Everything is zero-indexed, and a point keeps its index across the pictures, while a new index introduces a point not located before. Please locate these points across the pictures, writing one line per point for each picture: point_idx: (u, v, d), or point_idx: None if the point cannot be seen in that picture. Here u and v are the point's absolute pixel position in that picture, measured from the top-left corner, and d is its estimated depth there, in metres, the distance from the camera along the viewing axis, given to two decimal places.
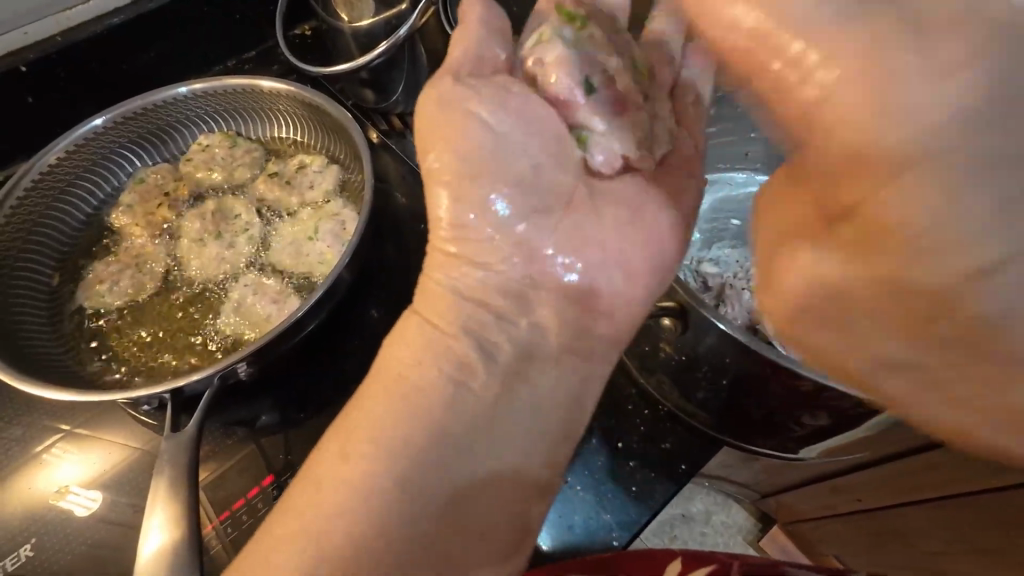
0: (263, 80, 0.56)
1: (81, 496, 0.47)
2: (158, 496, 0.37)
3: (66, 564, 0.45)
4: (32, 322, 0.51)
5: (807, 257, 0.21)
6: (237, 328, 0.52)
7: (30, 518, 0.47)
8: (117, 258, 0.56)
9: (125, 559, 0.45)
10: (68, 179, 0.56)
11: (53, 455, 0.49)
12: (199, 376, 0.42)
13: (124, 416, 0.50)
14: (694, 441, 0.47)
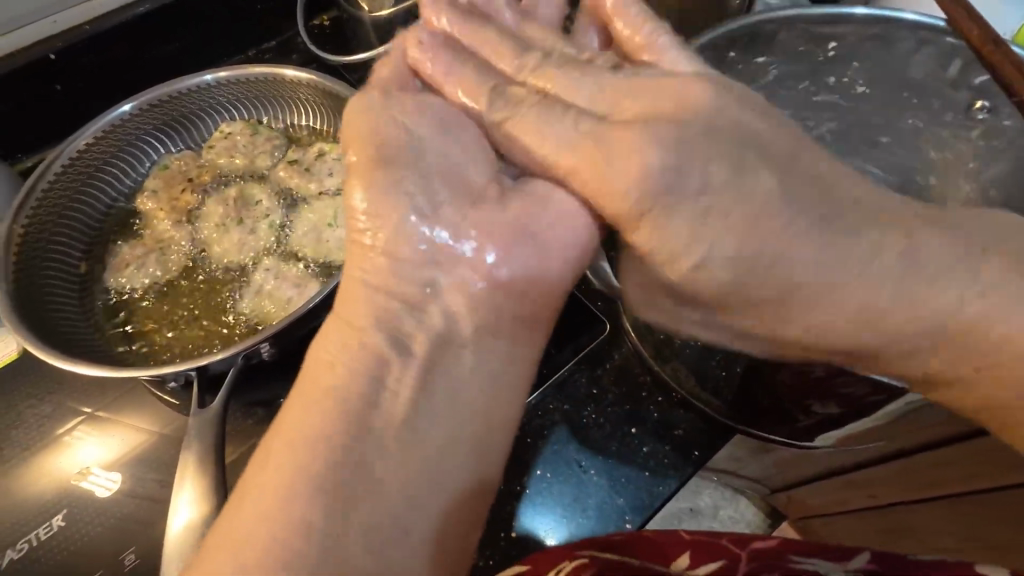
0: (285, 69, 0.57)
1: (101, 477, 0.49)
2: (186, 470, 0.38)
3: (93, 537, 0.46)
4: (64, 302, 0.52)
5: (652, 170, 0.30)
6: (259, 312, 0.53)
7: (63, 493, 0.48)
8: (143, 242, 0.58)
9: (149, 534, 0.47)
10: (96, 164, 0.58)
11: (75, 437, 0.51)
12: (224, 356, 0.43)
13: (147, 399, 0.52)
14: (707, 428, 0.47)
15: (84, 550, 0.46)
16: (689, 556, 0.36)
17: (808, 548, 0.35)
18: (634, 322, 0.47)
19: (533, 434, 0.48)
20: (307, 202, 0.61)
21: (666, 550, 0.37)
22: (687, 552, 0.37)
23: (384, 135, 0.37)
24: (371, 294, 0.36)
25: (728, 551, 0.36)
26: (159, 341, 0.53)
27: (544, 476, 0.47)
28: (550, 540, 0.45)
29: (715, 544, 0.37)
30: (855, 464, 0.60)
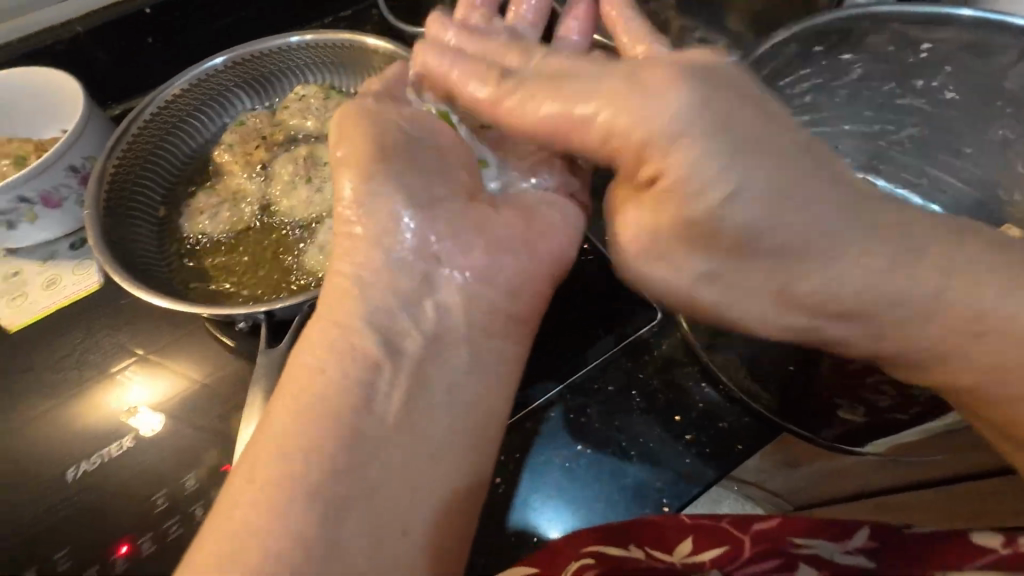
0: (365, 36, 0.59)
1: (145, 418, 0.51)
2: (253, 408, 0.40)
3: (139, 469, 0.49)
4: (144, 239, 0.56)
5: (633, 212, 0.34)
6: (320, 268, 0.55)
7: (110, 423, 0.51)
8: (217, 192, 0.61)
9: (185, 475, 0.48)
10: (182, 113, 0.61)
11: (125, 377, 0.53)
12: (290, 303, 0.45)
13: (209, 341, 0.54)
14: (754, 423, 0.46)
15: (129, 479, 0.48)
16: (693, 541, 0.36)
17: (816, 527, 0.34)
18: (686, 312, 0.48)
19: (578, 412, 0.48)
20: None
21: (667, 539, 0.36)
22: (687, 538, 0.36)
23: (386, 136, 0.42)
24: (369, 284, 0.40)
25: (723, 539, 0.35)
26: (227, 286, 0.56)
27: (583, 451, 0.47)
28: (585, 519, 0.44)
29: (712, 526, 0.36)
30: (894, 488, 0.58)
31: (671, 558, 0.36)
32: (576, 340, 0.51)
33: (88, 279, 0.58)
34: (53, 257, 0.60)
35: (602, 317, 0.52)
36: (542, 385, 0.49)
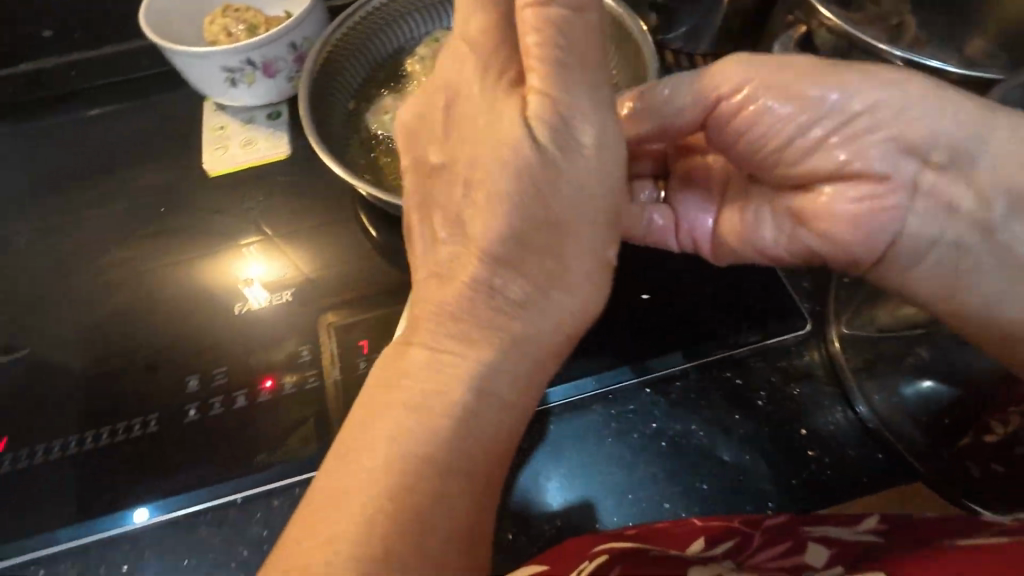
0: None
1: (254, 292, 0.55)
2: (412, 312, 0.43)
3: (255, 330, 0.53)
4: (336, 120, 0.61)
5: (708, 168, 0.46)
6: None
7: (227, 288, 0.56)
8: (402, 98, 0.64)
9: (287, 348, 0.51)
10: (394, 15, 0.66)
11: (247, 252, 0.58)
12: None
13: (341, 236, 0.58)
14: (883, 458, 0.44)
15: (236, 338, 0.52)
16: (704, 540, 0.38)
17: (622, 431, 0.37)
18: (842, 333, 0.47)
19: (701, 394, 0.47)
20: None
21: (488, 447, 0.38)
22: (701, 537, 0.38)
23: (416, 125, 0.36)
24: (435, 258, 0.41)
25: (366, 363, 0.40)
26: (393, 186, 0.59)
27: (696, 432, 0.46)
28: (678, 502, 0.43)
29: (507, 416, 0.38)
30: None
31: (685, 554, 0.37)
32: (714, 326, 0.50)
33: (277, 148, 0.65)
34: (252, 121, 0.67)
35: (746, 313, 0.50)
36: (671, 358, 0.48)
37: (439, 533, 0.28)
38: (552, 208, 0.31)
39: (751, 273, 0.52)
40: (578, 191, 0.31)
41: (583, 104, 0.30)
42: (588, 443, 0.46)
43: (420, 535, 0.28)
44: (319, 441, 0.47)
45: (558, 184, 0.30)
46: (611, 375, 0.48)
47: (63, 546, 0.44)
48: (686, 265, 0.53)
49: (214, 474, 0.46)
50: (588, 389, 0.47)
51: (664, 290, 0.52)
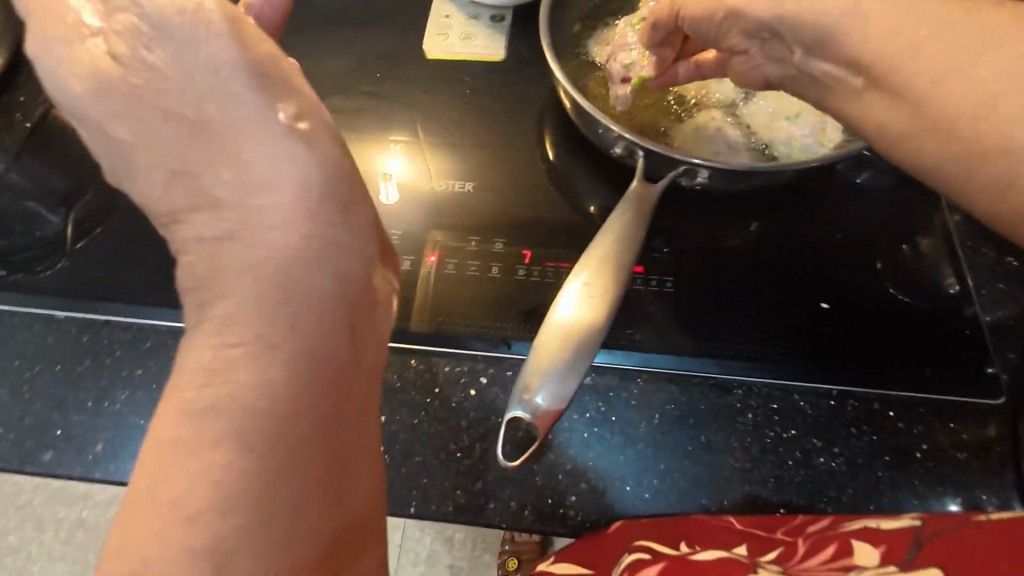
0: None
1: (387, 189, 0.59)
2: (586, 263, 0.44)
3: (415, 213, 0.56)
4: (562, 34, 0.60)
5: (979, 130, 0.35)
6: (687, 145, 0.54)
7: (371, 177, 0.60)
8: None
9: (437, 235, 0.55)
10: None
11: (394, 149, 0.62)
12: (680, 155, 0.47)
13: (509, 157, 0.61)
14: None
15: (395, 210, 0.57)
16: (746, 546, 0.40)
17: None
18: None
19: (856, 423, 0.44)
20: None
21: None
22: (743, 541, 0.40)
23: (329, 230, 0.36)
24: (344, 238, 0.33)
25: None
26: None
27: (837, 453, 0.43)
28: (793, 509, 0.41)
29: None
30: None
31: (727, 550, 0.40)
32: (891, 361, 0.46)
33: (494, 49, 0.66)
34: (477, 18, 0.68)
35: (931, 359, 0.47)
36: (835, 375, 0.46)
37: (338, 480, 0.30)
38: (189, 162, 0.34)
39: (948, 324, 0.48)
40: (262, 158, 0.33)
41: (278, 93, 0.33)
42: (717, 423, 0.44)
43: (300, 501, 0.29)
44: (466, 325, 0.49)
45: (245, 182, 0.33)
46: (764, 368, 0.46)
47: None
48: (876, 293, 0.50)
49: None
50: (737, 373, 0.46)
51: (845, 308, 0.50)
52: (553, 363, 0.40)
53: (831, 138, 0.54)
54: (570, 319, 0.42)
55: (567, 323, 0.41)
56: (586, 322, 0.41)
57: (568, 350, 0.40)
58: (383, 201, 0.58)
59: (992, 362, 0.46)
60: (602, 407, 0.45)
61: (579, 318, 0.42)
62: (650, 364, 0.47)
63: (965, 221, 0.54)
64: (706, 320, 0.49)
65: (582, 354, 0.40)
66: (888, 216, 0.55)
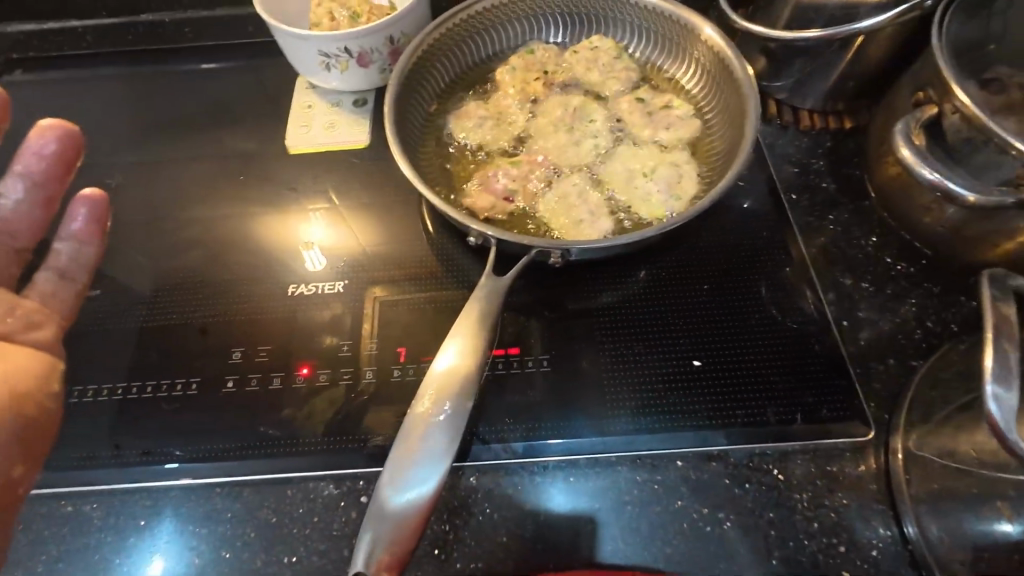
0: (709, 27, 0.58)
1: (315, 255, 0.59)
2: (455, 333, 0.41)
3: (283, 321, 0.54)
4: (417, 116, 0.59)
5: None
6: (550, 216, 0.55)
7: (290, 246, 0.59)
8: (486, 106, 0.62)
9: (306, 345, 0.53)
10: (497, 22, 0.64)
11: (315, 215, 0.62)
12: (529, 241, 0.47)
13: (377, 243, 0.59)
14: None
15: (262, 321, 0.54)
16: None
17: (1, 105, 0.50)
18: (908, 448, 0.42)
19: (739, 483, 0.44)
20: (634, 141, 0.60)
21: (48, 205, 0.51)
22: None
23: None
24: None
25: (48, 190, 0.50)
26: (458, 194, 0.57)
27: (724, 521, 0.42)
28: None
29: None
30: None
31: None
32: (765, 412, 0.46)
33: (358, 136, 0.66)
34: (339, 104, 0.68)
35: (806, 403, 0.46)
36: (712, 435, 0.45)
37: None
38: None
39: (816, 361, 0.48)
40: None
41: None
42: (604, 505, 0.44)
43: None
44: (344, 442, 0.47)
45: None
46: (645, 441, 0.46)
47: (84, 490, 0.46)
48: (749, 338, 0.50)
49: (236, 450, 0.47)
50: (620, 448, 0.45)
51: (718, 362, 0.48)
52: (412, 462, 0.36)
53: (686, 190, 0.56)
54: (432, 402, 0.37)
55: (430, 408, 0.37)
56: (449, 405, 0.37)
57: (431, 440, 0.36)
58: (308, 268, 0.58)
59: (859, 395, 0.47)
60: (488, 508, 0.44)
61: (440, 401, 0.38)
62: (534, 453, 0.45)
63: (821, 252, 0.55)
64: (584, 395, 0.48)
65: (445, 444, 0.36)
66: (750, 257, 0.55)
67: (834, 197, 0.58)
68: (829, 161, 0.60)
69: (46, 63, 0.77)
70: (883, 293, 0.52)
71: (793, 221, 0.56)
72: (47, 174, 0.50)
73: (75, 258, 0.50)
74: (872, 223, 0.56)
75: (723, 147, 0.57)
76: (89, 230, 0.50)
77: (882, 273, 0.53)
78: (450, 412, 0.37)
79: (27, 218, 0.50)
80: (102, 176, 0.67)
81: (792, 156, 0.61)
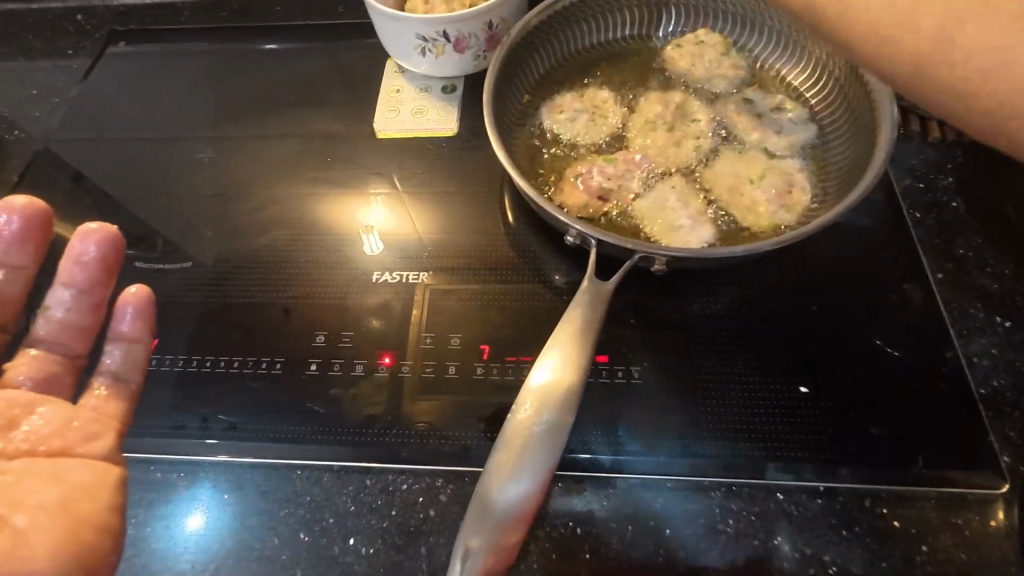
0: (835, 23, 0.54)
1: (372, 240, 0.58)
2: (557, 339, 0.39)
3: (366, 306, 0.54)
4: (512, 107, 0.57)
5: None
6: (645, 219, 0.52)
7: (350, 231, 0.59)
8: (581, 98, 0.59)
9: (387, 334, 0.52)
10: (599, 10, 0.61)
11: (374, 201, 0.61)
12: (629, 246, 0.44)
13: (460, 233, 0.58)
14: None
15: (344, 305, 0.54)
16: None
17: (22, 233, 0.46)
18: None
19: (847, 525, 0.40)
20: (739, 144, 0.56)
21: (97, 309, 0.47)
22: None
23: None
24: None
25: (95, 296, 0.47)
26: (549, 190, 0.55)
27: (830, 565, 0.39)
28: None
29: (18, 259, 0.46)
30: None
31: None
32: (880, 451, 0.42)
33: (446, 123, 0.65)
34: (427, 89, 0.67)
35: (926, 443, 0.42)
36: (817, 469, 0.42)
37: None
38: None
39: (940, 400, 0.44)
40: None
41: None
42: (695, 533, 0.41)
43: None
44: (423, 436, 0.46)
45: None
46: (741, 466, 0.43)
47: (174, 459, 0.47)
48: (862, 368, 0.46)
49: (319, 434, 0.47)
50: (714, 473, 0.43)
51: (825, 392, 0.45)
52: (507, 471, 0.35)
53: (797, 201, 0.51)
54: (533, 410, 0.36)
55: (530, 415, 0.36)
56: (549, 418, 0.36)
57: (530, 449, 0.36)
58: (365, 253, 0.57)
59: (989, 440, 0.42)
60: (571, 523, 0.42)
61: (541, 412, 0.36)
62: (621, 468, 0.43)
63: (948, 277, 0.49)
64: (676, 411, 0.45)
65: (543, 455, 0.36)
66: (866, 278, 0.50)
67: (964, 218, 0.52)
68: (959, 177, 0.54)
69: (142, 36, 0.79)
70: (1021, 329, 0.46)
71: (916, 240, 0.51)
72: (91, 279, 0.47)
73: (126, 360, 0.46)
74: (1008, 250, 0.50)
75: (841, 156, 0.53)
76: (140, 329, 0.46)
77: (1019, 306, 0.47)
78: (549, 423, 0.36)
79: (79, 325, 0.46)
80: (193, 151, 0.68)
81: (916, 169, 0.55)
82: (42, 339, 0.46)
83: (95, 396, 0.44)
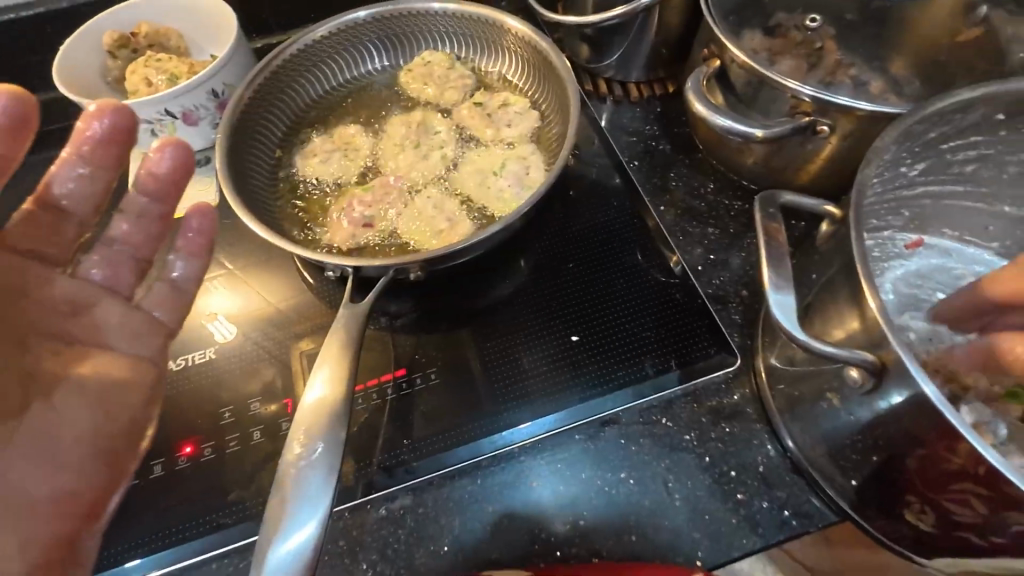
0: (509, 17, 0.61)
1: (222, 325, 0.54)
2: (319, 369, 0.41)
3: None
4: (260, 167, 0.58)
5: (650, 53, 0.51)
6: (411, 233, 0.55)
7: (191, 323, 0.54)
8: (332, 139, 0.62)
9: (178, 426, 0.49)
10: (324, 55, 0.64)
11: (212, 285, 0.57)
12: (382, 264, 0.47)
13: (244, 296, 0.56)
14: (804, 490, 0.44)
15: None
16: None
17: (110, 137, 0.46)
18: (768, 365, 0.46)
19: (632, 439, 0.46)
20: (480, 144, 0.62)
21: (162, 220, 0.49)
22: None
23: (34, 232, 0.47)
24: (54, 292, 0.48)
25: (165, 208, 0.48)
26: (316, 233, 0.56)
27: (626, 480, 0.45)
28: (597, 547, 0.43)
29: (7, 149, 0.42)
30: None
31: None
32: (644, 369, 0.49)
33: (209, 195, 0.63)
34: None
35: (677, 349, 0.50)
36: (599, 403, 0.47)
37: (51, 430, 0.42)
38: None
39: (680, 309, 0.52)
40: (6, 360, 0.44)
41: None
42: (514, 496, 0.45)
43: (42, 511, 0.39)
44: (239, 514, 0.44)
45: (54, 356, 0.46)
46: (538, 424, 0.47)
47: None
48: (619, 303, 0.52)
49: (115, 555, 0.43)
50: (519, 439, 0.46)
51: (592, 334, 0.51)
52: (283, 514, 0.35)
53: (535, 180, 0.58)
54: (302, 444, 0.38)
55: (300, 451, 0.37)
56: (319, 447, 0.37)
57: (304, 483, 0.36)
58: (218, 340, 0.53)
59: (721, 329, 0.50)
60: (403, 534, 0.43)
61: (310, 442, 0.38)
62: (436, 467, 0.46)
63: (669, 208, 0.58)
64: (476, 396, 0.48)
65: (319, 485, 0.36)
66: (606, 228, 0.58)
67: (672, 156, 0.62)
68: (661, 125, 0.64)
69: None
70: (728, 232, 0.56)
71: (640, 185, 0.60)
72: (160, 192, 0.48)
73: (188, 274, 0.48)
74: (707, 172, 0.60)
75: (560, 132, 0.60)
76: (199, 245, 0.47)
77: (723, 214, 0.57)
78: (321, 451, 0.37)
79: (140, 231, 0.49)
80: None
81: (629, 127, 0.65)
82: (116, 240, 0.49)
83: (148, 314, 0.48)
